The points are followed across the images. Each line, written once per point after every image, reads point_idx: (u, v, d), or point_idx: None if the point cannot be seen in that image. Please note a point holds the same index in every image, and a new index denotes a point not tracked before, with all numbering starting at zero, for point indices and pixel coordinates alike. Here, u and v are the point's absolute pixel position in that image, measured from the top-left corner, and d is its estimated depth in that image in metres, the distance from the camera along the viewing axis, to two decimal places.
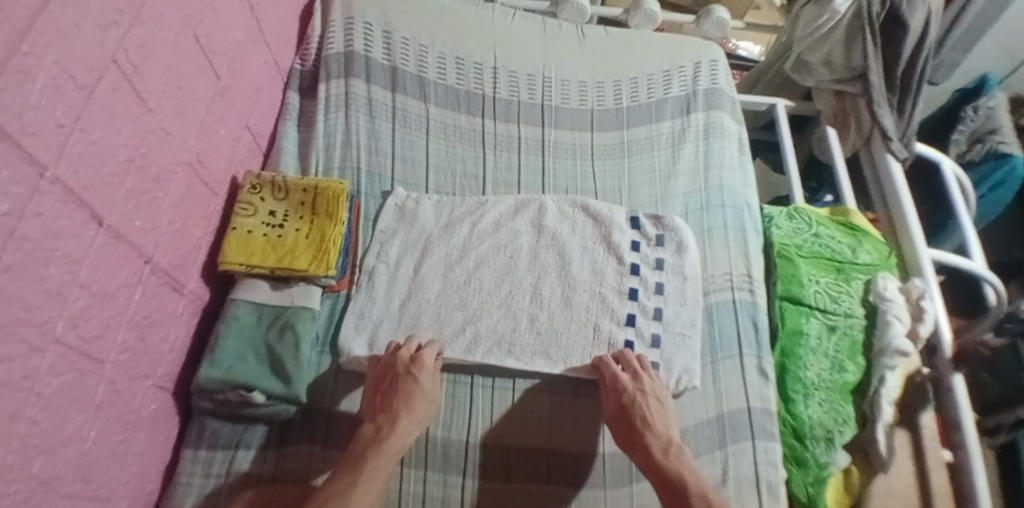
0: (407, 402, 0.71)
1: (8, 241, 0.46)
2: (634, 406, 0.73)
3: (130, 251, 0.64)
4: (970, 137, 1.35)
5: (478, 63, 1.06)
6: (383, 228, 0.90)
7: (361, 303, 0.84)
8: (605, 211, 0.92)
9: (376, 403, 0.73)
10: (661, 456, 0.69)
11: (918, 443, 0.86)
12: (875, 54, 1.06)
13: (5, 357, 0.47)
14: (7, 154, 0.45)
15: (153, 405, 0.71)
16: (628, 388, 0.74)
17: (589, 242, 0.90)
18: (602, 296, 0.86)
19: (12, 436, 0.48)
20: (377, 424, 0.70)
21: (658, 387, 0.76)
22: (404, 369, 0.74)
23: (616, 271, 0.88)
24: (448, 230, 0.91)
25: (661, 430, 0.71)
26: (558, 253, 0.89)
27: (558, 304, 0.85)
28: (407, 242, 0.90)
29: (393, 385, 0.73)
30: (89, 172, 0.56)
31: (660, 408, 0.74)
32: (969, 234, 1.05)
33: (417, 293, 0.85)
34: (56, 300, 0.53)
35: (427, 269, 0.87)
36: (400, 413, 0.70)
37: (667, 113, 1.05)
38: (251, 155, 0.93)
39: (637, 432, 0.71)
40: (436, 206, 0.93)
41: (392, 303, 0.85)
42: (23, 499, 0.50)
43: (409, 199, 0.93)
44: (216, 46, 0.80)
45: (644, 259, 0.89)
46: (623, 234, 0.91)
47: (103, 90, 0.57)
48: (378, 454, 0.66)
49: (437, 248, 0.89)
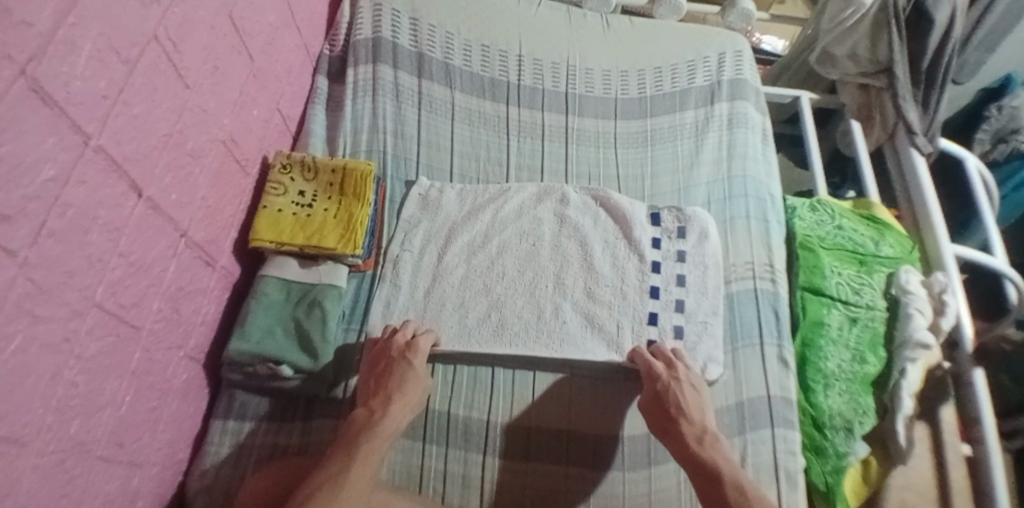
0: (400, 387, 0.72)
1: (52, 206, 0.48)
2: (668, 393, 0.73)
3: (167, 224, 0.66)
4: (994, 136, 1.33)
5: (503, 51, 1.07)
6: (407, 218, 0.92)
7: (387, 292, 0.86)
8: (626, 206, 0.92)
9: (370, 387, 0.74)
10: (695, 445, 0.68)
11: (937, 436, 0.85)
12: (900, 49, 1.05)
13: (47, 319, 0.48)
14: (53, 122, 0.47)
15: (185, 375, 0.73)
16: (662, 375, 0.75)
17: (610, 236, 0.91)
18: (623, 293, 0.86)
19: (50, 396, 0.50)
20: (369, 407, 0.70)
21: (694, 376, 0.77)
22: (398, 354, 0.76)
23: (638, 271, 0.88)
24: (471, 218, 0.92)
25: (696, 418, 0.71)
26: (579, 244, 0.90)
27: (581, 295, 0.86)
28: (431, 231, 0.91)
29: (386, 369, 0.74)
30: (131, 144, 0.58)
31: (693, 393, 0.74)
32: (992, 232, 1.04)
33: (441, 280, 0.87)
34: (97, 266, 0.55)
35: (451, 256, 0.89)
36: (394, 397, 0.71)
37: (690, 102, 1.06)
38: (281, 137, 0.95)
39: (672, 420, 0.71)
40: (459, 194, 0.94)
41: (417, 292, 0.86)
42: (58, 459, 0.52)
43: (432, 189, 0.94)
44: (250, 28, 0.82)
45: (666, 254, 0.90)
46: (644, 231, 0.91)
47: (145, 65, 0.59)
48: (371, 437, 0.66)
49: (460, 236, 0.91)
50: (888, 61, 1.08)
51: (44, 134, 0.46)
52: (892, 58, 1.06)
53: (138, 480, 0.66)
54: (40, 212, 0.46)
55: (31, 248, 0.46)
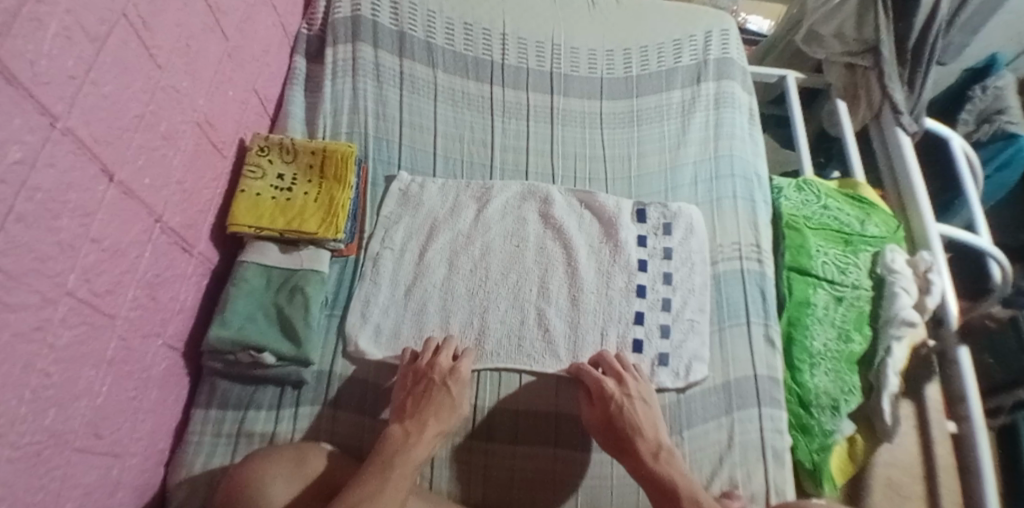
0: (437, 413, 0.69)
1: (20, 190, 0.46)
2: (620, 414, 0.71)
3: (141, 209, 0.64)
4: (979, 117, 1.34)
5: (487, 30, 1.05)
6: (387, 213, 0.90)
7: (367, 290, 0.84)
8: (611, 207, 0.91)
9: (405, 405, 0.71)
10: (650, 460, 0.67)
11: (922, 413, 0.86)
12: (886, 27, 1.04)
13: (17, 307, 0.47)
14: (19, 102, 0.45)
15: (163, 364, 0.71)
16: (615, 394, 0.72)
17: (596, 238, 0.89)
18: (608, 298, 0.84)
19: (24, 387, 0.48)
20: (405, 427, 0.67)
21: (643, 387, 0.75)
22: (439, 377, 0.72)
23: (624, 270, 0.87)
24: (455, 215, 0.90)
25: (651, 434, 0.70)
26: (565, 244, 0.88)
27: (565, 305, 0.84)
28: (413, 226, 0.89)
29: (427, 391, 0.71)
30: (102, 125, 0.56)
31: (645, 409, 0.72)
32: (977, 212, 1.04)
33: (423, 279, 0.85)
34: (69, 252, 0.53)
35: (432, 255, 0.87)
36: (429, 422, 0.68)
37: (677, 82, 1.04)
38: (258, 118, 0.93)
39: (627, 439, 0.69)
40: (441, 189, 0.92)
41: (397, 290, 0.84)
42: (35, 452, 0.50)
43: (413, 183, 0.92)
44: (224, 6, 0.79)
45: (652, 252, 0.89)
46: (629, 230, 0.90)
47: (114, 43, 0.57)
48: (406, 460, 0.63)
49: (443, 232, 0.89)
50: (874, 41, 1.07)
51: (10, 115, 0.44)
52: (878, 37, 1.05)
53: (118, 472, 0.64)
54: (7, 196, 0.44)
55: None
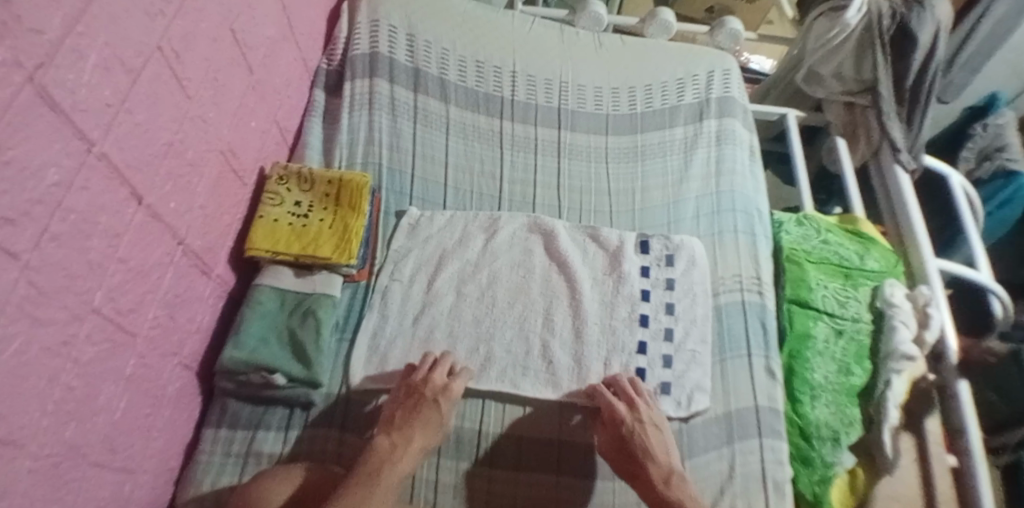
0: (423, 429, 0.72)
1: (56, 211, 0.49)
2: (633, 437, 0.73)
3: (165, 231, 0.67)
4: (980, 154, 1.36)
5: (497, 67, 1.10)
6: (397, 247, 0.92)
7: (375, 321, 0.86)
8: (614, 240, 0.93)
9: (394, 417, 0.74)
10: (662, 485, 0.70)
11: (923, 447, 0.86)
12: (884, 68, 1.09)
13: (47, 321, 0.49)
14: (59, 128, 0.48)
15: (178, 383, 0.74)
16: (626, 419, 0.74)
17: (599, 272, 0.91)
18: (612, 328, 0.86)
19: (47, 399, 0.51)
20: (392, 440, 0.71)
21: (656, 414, 0.77)
22: (431, 394, 0.75)
23: (627, 301, 0.89)
24: (463, 245, 0.93)
25: (662, 458, 0.72)
26: (567, 276, 0.90)
27: (569, 333, 0.86)
28: (422, 258, 0.92)
29: (417, 406, 0.74)
30: (133, 151, 0.59)
31: (658, 436, 0.75)
32: (978, 250, 1.05)
33: (431, 308, 0.87)
34: (97, 271, 0.56)
35: (441, 284, 0.89)
36: (415, 437, 0.71)
37: (680, 119, 1.08)
38: (278, 147, 0.97)
39: (639, 464, 0.72)
40: (449, 220, 0.95)
41: (406, 320, 0.86)
42: (54, 464, 0.52)
43: (422, 217, 0.95)
44: (250, 41, 0.84)
45: (655, 282, 0.91)
46: (632, 261, 0.92)
47: (148, 75, 0.61)
48: (391, 473, 0.67)
49: (452, 262, 0.91)
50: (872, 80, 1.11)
51: (50, 140, 0.47)
52: (876, 77, 1.10)
53: (130, 486, 0.66)
54: (43, 217, 0.47)
55: (34, 251, 0.47)
